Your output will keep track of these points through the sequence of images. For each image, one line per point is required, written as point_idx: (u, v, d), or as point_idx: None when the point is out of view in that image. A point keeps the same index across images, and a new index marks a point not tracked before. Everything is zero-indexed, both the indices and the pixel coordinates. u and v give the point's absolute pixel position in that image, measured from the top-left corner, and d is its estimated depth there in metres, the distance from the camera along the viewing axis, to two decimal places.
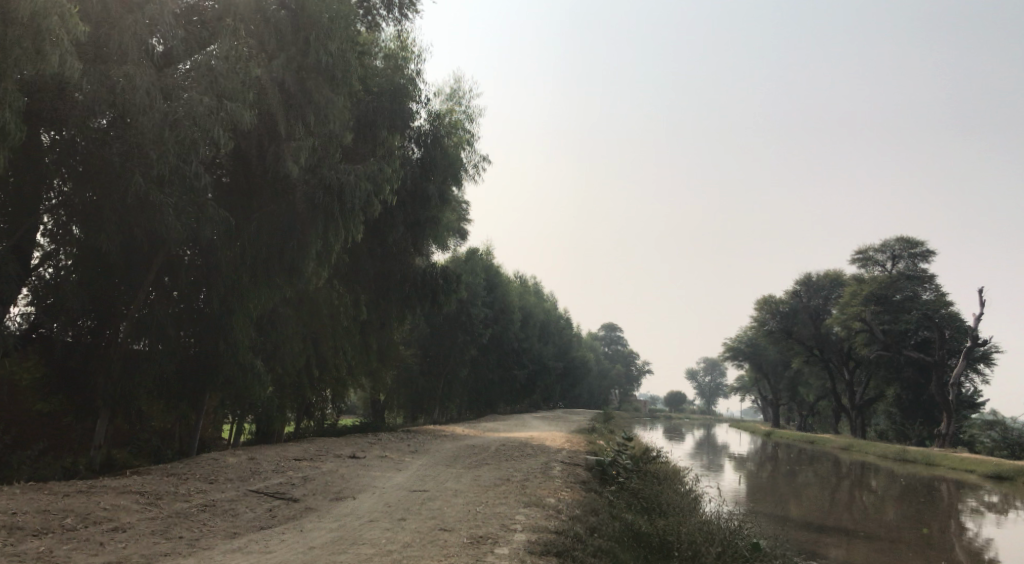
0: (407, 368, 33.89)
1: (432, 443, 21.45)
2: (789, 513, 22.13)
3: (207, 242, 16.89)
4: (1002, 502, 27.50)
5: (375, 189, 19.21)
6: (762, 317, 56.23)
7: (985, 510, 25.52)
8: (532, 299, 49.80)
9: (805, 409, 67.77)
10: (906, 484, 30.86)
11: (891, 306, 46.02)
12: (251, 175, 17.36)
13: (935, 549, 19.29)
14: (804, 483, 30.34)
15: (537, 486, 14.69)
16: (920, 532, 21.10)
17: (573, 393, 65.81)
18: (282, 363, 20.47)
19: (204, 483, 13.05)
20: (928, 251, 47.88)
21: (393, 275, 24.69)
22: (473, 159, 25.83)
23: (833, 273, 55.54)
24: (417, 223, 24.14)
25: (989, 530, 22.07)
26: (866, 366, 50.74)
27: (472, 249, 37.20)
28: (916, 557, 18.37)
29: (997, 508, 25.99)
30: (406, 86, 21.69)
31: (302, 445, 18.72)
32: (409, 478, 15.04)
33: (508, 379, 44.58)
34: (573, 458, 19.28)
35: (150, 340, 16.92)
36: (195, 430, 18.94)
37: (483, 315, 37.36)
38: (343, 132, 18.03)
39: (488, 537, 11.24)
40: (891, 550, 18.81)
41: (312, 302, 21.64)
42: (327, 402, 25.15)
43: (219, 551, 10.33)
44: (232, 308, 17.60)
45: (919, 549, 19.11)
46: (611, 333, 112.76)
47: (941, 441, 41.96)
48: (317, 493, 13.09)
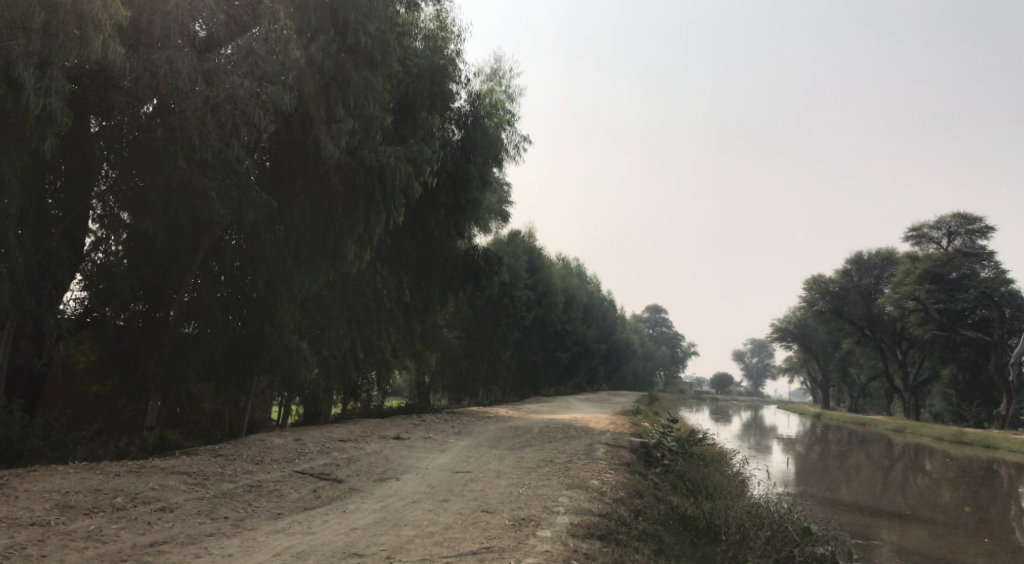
0: (452, 350, 33.95)
1: (477, 425, 21.47)
2: (838, 495, 21.81)
3: (252, 226, 17.01)
4: None
5: (416, 171, 19.20)
6: (810, 298, 55.36)
7: None
8: (576, 281, 49.60)
9: (855, 391, 66.81)
10: (960, 466, 30.21)
11: (946, 285, 44.82)
12: (293, 158, 17.46)
13: (989, 533, 18.88)
14: (856, 465, 29.86)
15: (580, 468, 14.61)
16: (976, 515, 20.63)
17: (618, 375, 65.56)
18: (328, 345, 20.59)
19: (250, 464, 13.18)
20: (985, 227, 46.50)
21: (436, 258, 24.70)
22: (515, 140, 25.68)
23: (884, 251, 54.36)
24: (459, 205, 24.13)
25: None
26: (919, 346, 49.71)
27: (514, 231, 37.13)
28: (971, 541, 17.95)
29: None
30: (446, 68, 21.62)
31: (347, 426, 18.84)
32: (451, 459, 15.07)
33: (552, 362, 44.49)
34: (618, 440, 19.15)
35: (198, 323, 17.11)
36: (244, 412, 19.13)
37: (526, 297, 37.27)
38: (383, 113, 18.07)
39: (531, 519, 11.18)
40: (945, 533, 18.42)
41: (356, 285, 21.72)
42: (373, 384, 25.30)
43: (263, 531, 10.42)
44: (277, 290, 17.68)
45: (975, 533, 18.68)
46: (656, 315, 112.27)
47: (999, 423, 40.99)
48: (360, 474, 13.16)
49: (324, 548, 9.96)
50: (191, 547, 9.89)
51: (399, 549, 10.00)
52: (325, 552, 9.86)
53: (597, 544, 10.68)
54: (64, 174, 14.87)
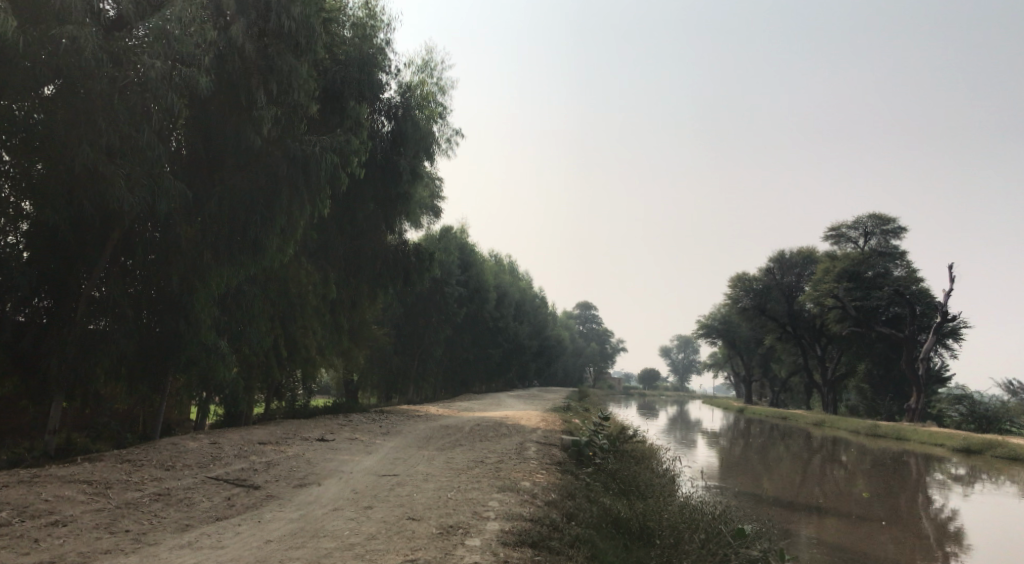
0: (381, 347, 33.17)
1: (403, 424, 20.85)
2: (762, 488, 21.87)
3: (166, 217, 15.98)
4: (969, 474, 27.49)
5: (342, 162, 18.50)
6: (736, 295, 56.03)
7: (953, 482, 25.42)
8: (507, 277, 49.12)
9: (777, 386, 68.04)
10: (876, 458, 30.79)
11: (862, 283, 46.06)
12: (211, 147, 16.64)
13: (904, 522, 19.14)
14: (776, 458, 30.14)
15: (511, 469, 14.16)
16: (890, 505, 20.89)
17: (548, 372, 65.36)
18: (249, 343, 19.71)
19: (160, 470, 12.38)
20: (899, 228, 47.72)
21: (364, 253, 23.94)
22: (447, 133, 25.15)
23: (805, 250, 55.35)
24: (388, 198, 23.46)
25: (956, 501, 21.96)
26: (838, 342, 50.72)
27: (445, 226, 36.50)
28: (886, 531, 18.15)
29: (964, 481, 25.91)
30: (376, 57, 21.04)
31: (268, 427, 18.04)
32: (378, 461, 14.46)
33: (482, 358, 43.95)
34: (548, 438, 18.78)
35: (109, 320, 16.11)
36: (158, 414, 18.10)
37: (457, 293, 36.67)
38: (309, 101, 17.38)
39: (459, 527, 10.69)
40: (862, 524, 18.55)
41: (283, 280, 20.88)
42: (297, 383, 24.42)
43: (167, 547, 9.72)
44: (193, 285, 16.73)
45: (887, 522, 18.87)
46: (585, 311, 112.75)
47: (910, 415, 41.95)
48: (280, 479, 12.47)
49: None
50: None
51: None
52: None
53: (528, 552, 10.24)
54: None
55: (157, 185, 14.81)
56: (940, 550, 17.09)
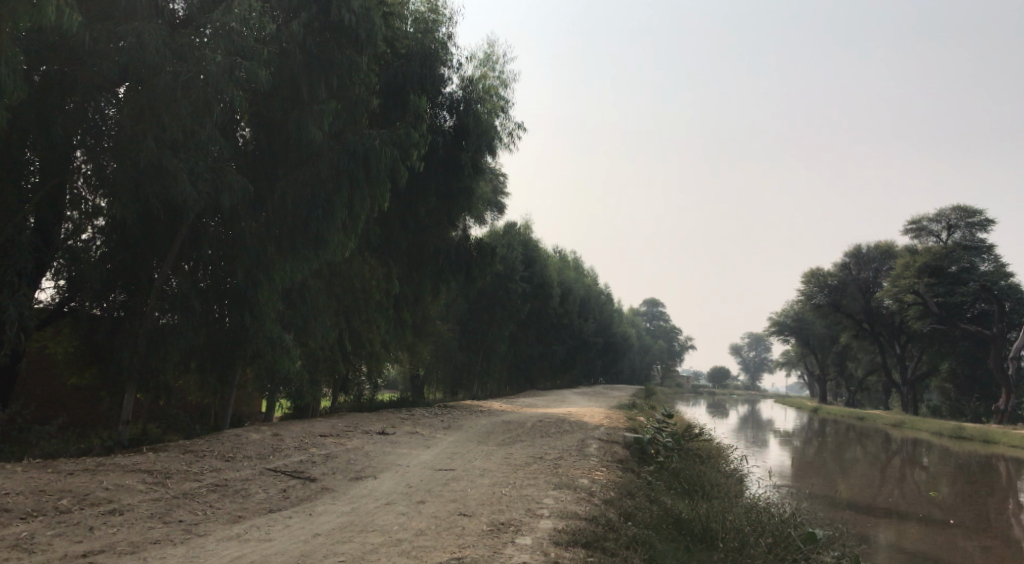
0: (446, 343, 33.20)
1: (466, 419, 20.73)
2: (836, 491, 21.14)
3: (231, 209, 16.10)
4: None
5: (402, 156, 18.49)
6: (809, 291, 54.57)
7: None
8: (573, 273, 48.77)
9: (852, 386, 66.26)
10: (958, 461, 29.58)
11: (946, 278, 44.14)
12: (274, 141, 16.77)
13: (988, 529, 18.27)
14: (851, 459, 29.20)
15: (570, 465, 13.93)
16: (971, 511, 19.98)
17: (614, 369, 64.80)
18: (313, 337, 19.83)
19: (220, 461, 12.45)
20: (986, 221, 45.82)
21: (426, 248, 23.84)
22: (508, 127, 24.94)
23: (883, 245, 53.58)
24: (450, 193, 23.43)
25: None
26: (919, 339, 49.10)
27: (509, 223, 36.20)
28: (969, 537, 17.38)
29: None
30: (438, 52, 20.99)
31: (331, 421, 18.09)
32: (435, 456, 14.39)
33: (547, 354, 43.71)
34: (612, 435, 18.45)
35: (176, 314, 16.20)
36: (227, 406, 18.22)
37: (522, 289, 36.48)
38: (369, 97, 17.78)
39: (511, 524, 10.50)
40: (943, 531, 17.75)
41: (348, 276, 20.93)
42: (363, 377, 24.50)
43: (216, 538, 9.75)
44: (258, 279, 16.76)
45: (971, 530, 18.01)
46: (654, 308, 111.69)
47: (1000, 417, 40.44)
48: (336, 472, 12.46)
49: (275, 559, 9.29)
50: (128, 558, 9.19)
51: (359, 561, 9.31)
52: None
53: (581, 553, 9.99)
54: (45, 159, 14.04)
55: (219, 178, 14.92)
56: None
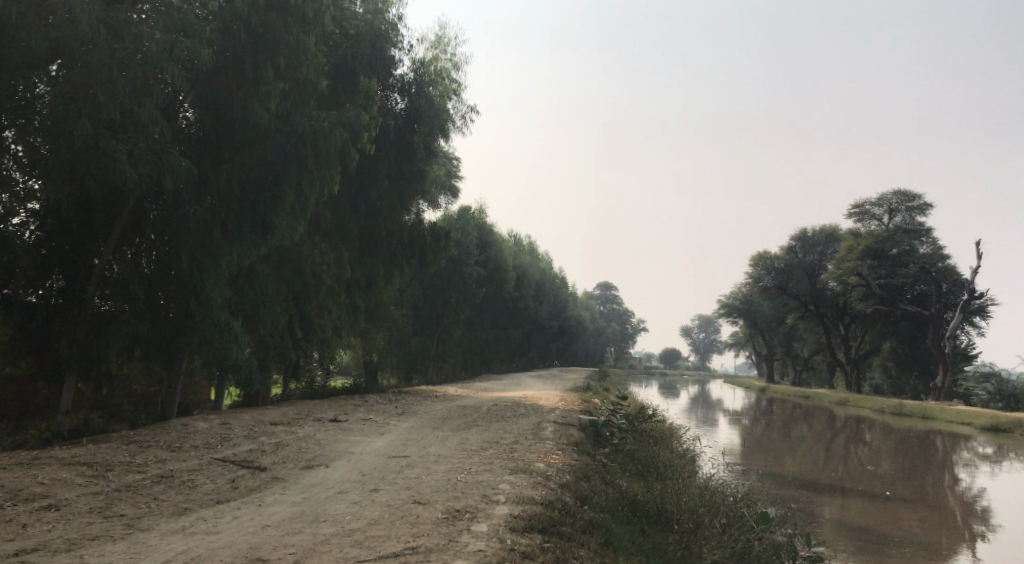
0: (400, 328, 32.90)
1: (419, 404, 20.49)
2: (784, 468, 21.39)
3: (174, 192, 15.63)
4: (995, 452, 26.83)
5: (352, 139, 18.12)
6: (756, 274, 55.17)
7: (978, 461, 24.81)
8: (527, 257, 48.66)
9: (800, 366, 67.36)
10: (901, 437, 30.19)
11: (887, 260, 45.37)
12: (219, 124, 16.27)
13: (928, 501, 18.64)
14: (798, 437, 29.62)
15: (527, 449, 13.80)
16: (913, 485, 20.35)
17: (569, 352, 65.00)
18: (262, 323, 19.42)
19: (165, 452, 12.09)
20: (925, 204, 46.83)
21: (378, 233, 23.37)
22: (461, 110, 24.71)
23: (829, 227, 54.36)
24: (403, 177, 23.09)
25: (982, 480, 21.39)
26: (862, 320, 49.86)
27: (462, 207, 35.85)
28: (911, 510, 17.71)
29: (991, 460, 25.29)
30: (388, 33, 20.62)
31: (282, 408, 17.72)
32: (389, 442, 14.15)
33: (502, 338, 43.61)
34: (568, 418, 18.36)
35: (117, 301, 15.78)
36: (173, 394, 17.73)
37: (476, 274, 36.26)
38: (318, 78, 17.32)
39: (466, 511, 10.34)
40: (886, 505, 18.04)
41: (300, 261, 20.49)
42: (316, 363, 24.12)
43: (159, 533, 9.47)
44: (203, 265, 16.37)
45: (913, 503, 18.34)
46: (607, 292, 112.21)
47: (937, 394, 41.20)
48: (287, 461, 12.17)
49: (222, 553, 9.05)
50: (64, 555, 8.88)
51: (309, 552, 9.10)
52: (223, 557, 8.96)
53: (538, 539, 9.89)
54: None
55: (161, 160, 14.47)
56: (967, 531, 16.58)
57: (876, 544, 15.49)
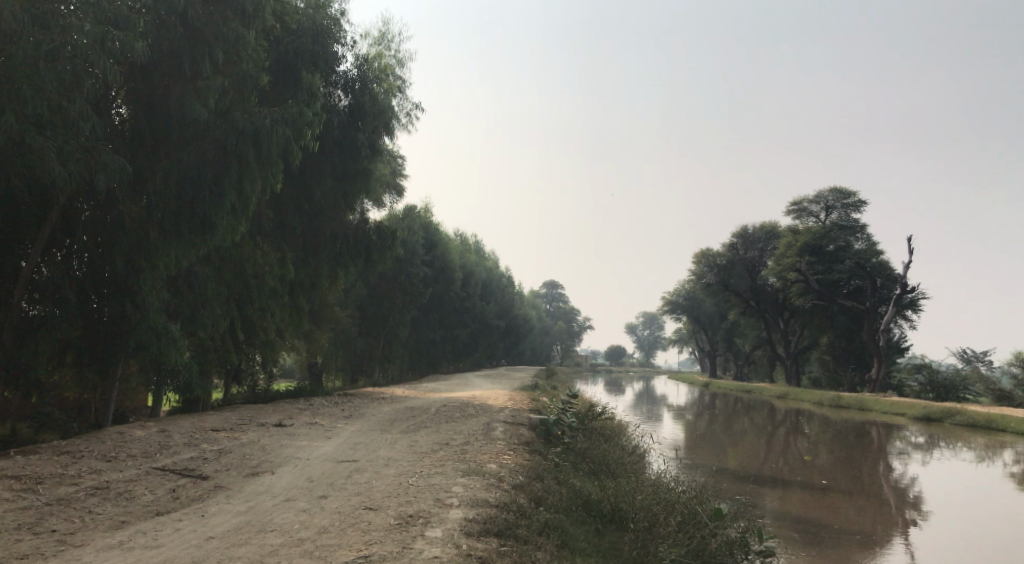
0: (345, 329, 32.39)
1: (365, 406, 20.12)
2: (726, 461, 21.50)
3: (108, 192, 15.05)
4: (928, 441, 27.38)
5: (294, 136, 17.67)
6: (699, 271, 55.89)
7: (912, 450, 25.28)
8: (473, 257, 48.38)
9: (742, 360, 68.23)
10: (839, 429, 30.67)
11: (824, 256, 46.22)
12: (155, 121, 15.69)
13: (863, 490, 18.89)
14: (740, 431, 29.90)
15: (478, 451, 13.57)
16: (851, 475, 20.64)
17: (516, 350, 64.87)
18: (202, 327, 18.86)
19: (100, 462, 11.60)
20: (859, 201, 47.76)
21: (323, 234, 22.92)
22: (405, 107, 24.38)
23: (768, 224, 55.13)
24: (347, 175, 22.67)
25: (915, 468, 21.76)
26: (800, 315, 50.53)
27: (408, 207, 35.47)
28: (848, 499, 17.91)
29: (925, 448, 25.83)
30: (330, 28, 20.21)
31: (223, 414, 17.21)
32: (337, 447, 13.79)
33: (448, 338, 43.27)
34: (516, 417, 18.18)
35: (47, 305, 15.24)
36: (108, 402, 17.10)
37: (422, 273, 35.88)
38: (259, 74, 16.86)
39: (420, 516, 10.08)
40: (824, 494, 18.23)
41: (241, 263, 19.94)
42: (258, 366, 23.56)
43: (94, 549, 9.08)
44: (139, 267, 15.84)
45: (851, 492, 18.58)
46: (552, 290, 112.39)
47: (872, 386, 41.96)
48: (230, 469, 11.76)
49: None
50: None
51: None
52: None
53: (494, 543, 9.68)
54: None
55: (93, 158, 13.93)
56: (901, 518, 16.86)
57: (815, 533, 15.64)
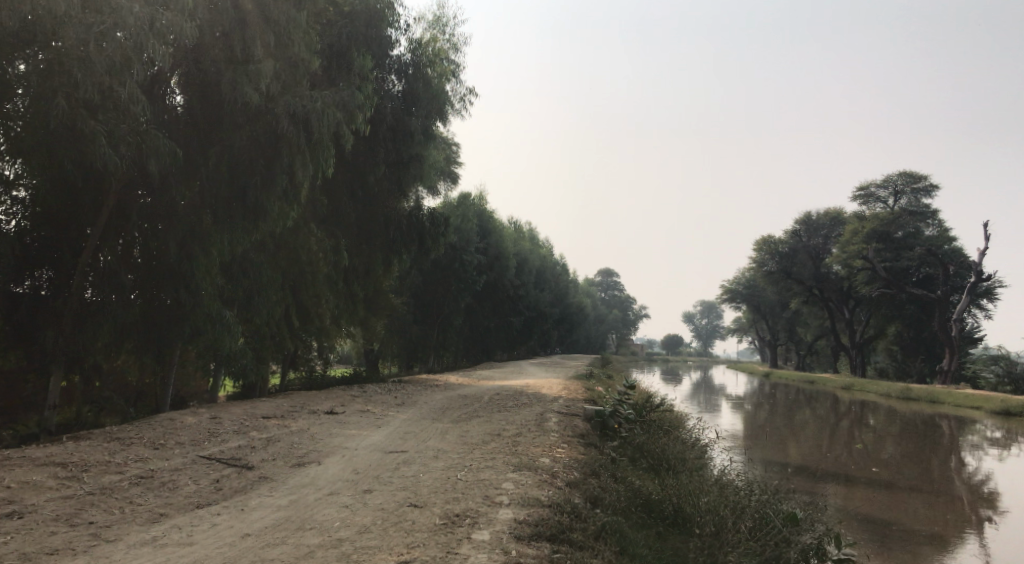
0: (400, 316, 32.17)
1: (419, 394, 19.83)
2: (787, 454, 20.70)
3: (161, 177, 14.91)
4: (1003, 436, 26.15)
5: (346, 119, 17.33)
6: (760, 259, 54.58)
7: (985, 445, 24.12)
8: (528, 244, 47.86)
9: (803, 350, 66.64)
10: (906, 422, 29.53)
11: (892, 244, 44.64)
12: (207, 106, 15.48)
13: (934, 486, 17.96)
14: (802, 422, 28.93)
15: (530, 443, 13.12)
16: (919, 469, 19.71)
17: (572, 339, 64.19)
18: (256, 313, 18.72)
19: (148, 450, 11.44)
20: (929, 186, 46.09)
21: (377, 220, 22.64)
22: (460, 92, 23.93)
23: (832, 211, 53.47)
24: (401, 161, 22.36)
25: (988, 464, 20.71)
26: (866, 304, 48.94)
27: (463, 193, 35.13)
28: (918, 497, 17.01)
29: (999, 443, 24.59)
30: (384, 12, 19.86)
31: (276, 401, 17.01)
32: (387, 437, 13.45)
33: (503, 326, 42.85)
34: (571, 407, 17.65)
35: (105, 289, 15.13)
36: (166, 387, 17.04)
37: (477, 261, 35.52)
38: (311, 56, 16.53)
39: (467, 516, 9.73)
40: (892, 491, 17.36)
41: (295, 248, 19.72)
42: (314, 352, 23.42)
43: (127, 545, 9.03)
44: (192, 253, 15.72)
45: (921, 489, 17.66)
46: (609, 279, 111.28)
47: (942, 378, 40.39)
48: (277, 458, 11.51)
49: None
50: None
51: None
52: None
53: (545, 548, 9.29)
54: None
55: (144, 142, 13.81)
56: (973, 516, 15.95)
57: (881, 532, 14.83)
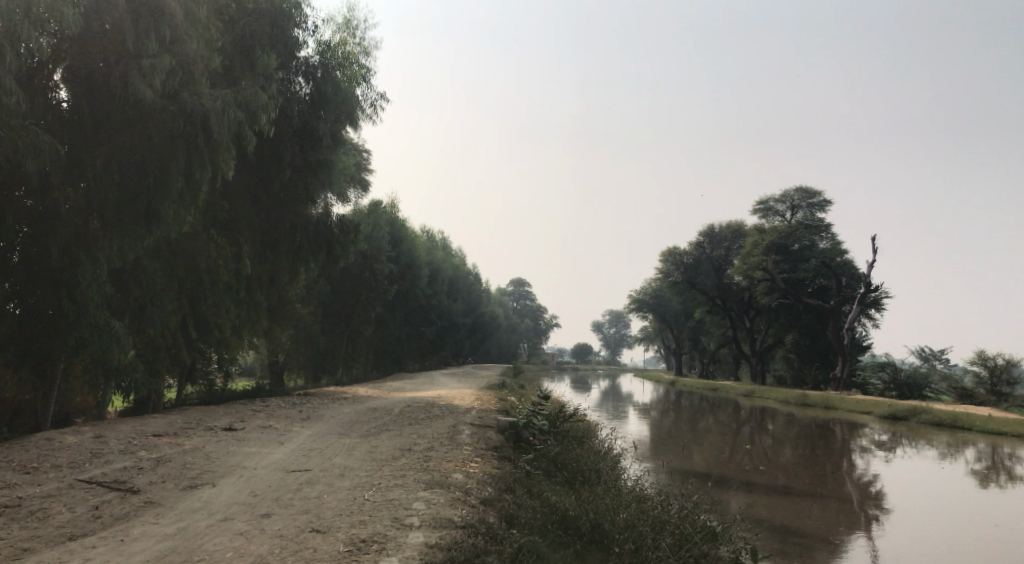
0: (306, 327, 31.11)
1: (324, 407, 19.01)
2: (692, 461, 20.66)
3: (42, 176, 13.83)
4: (893, 439, 26.80)
5: (247, 120, 16.49)
6: (666, 269, 55.23)
7: (876, 448, 24.62)
8: (440, 253, 47.25)
9: (707, 358, 67.79)
10: (804, 427, 30.05)
11: (790, 255, 45.78)
12: (97, 103, 14.45)
13: (829, 489, 18.12)
14: (706, 429, 29.11)
15: (442, 458, 12.56)
16: (815, 473, 19.89)
17: (483, 348, 63.75)
18: (147, 323, 17.64)
19: (19, 475, 10.50)
20: (824, 201, 47.49)
21: (282, 227, 21.73)
22: (370, 97, 23.24)
23: (734, 224, 54.72)
24: (307, 166, 21.54)
25: (878, 466, 21.10)
26: (767, 314, 49.99)
27: (374, 201, 34.38)
28: (816, 500, 17.08)
29: (887, 446, 25.15)
30: (290, 12, 19.07)
31: (168, 417, 15.97)
32: (290, 455, 12.69)
33: (413, 336, 42.05)
34: (482, 418, 17.13)
35: None
36: (49, 405, 15.76)
37: (387, 270, 34.76)
38: (210, 53, 15.65)
39: (374, 542, 9.14)
40: (791, 496, 17.41)
41: (194, 256, 18.66)
42: (212, 364, 22.30)
43: None
44: (77, 259, 14.62)
45: (818, 492, 17.77)
46: (519, 288, 111.30)
47: (836, 384, 41.42)
48: (167, 480, 10.68)
49: None
50: None
51: None
52: None
53: None
54: None
55: (20, 138, 12.76)
56: (865, 517, 16.06)
57: (779, 538, 14.73)
